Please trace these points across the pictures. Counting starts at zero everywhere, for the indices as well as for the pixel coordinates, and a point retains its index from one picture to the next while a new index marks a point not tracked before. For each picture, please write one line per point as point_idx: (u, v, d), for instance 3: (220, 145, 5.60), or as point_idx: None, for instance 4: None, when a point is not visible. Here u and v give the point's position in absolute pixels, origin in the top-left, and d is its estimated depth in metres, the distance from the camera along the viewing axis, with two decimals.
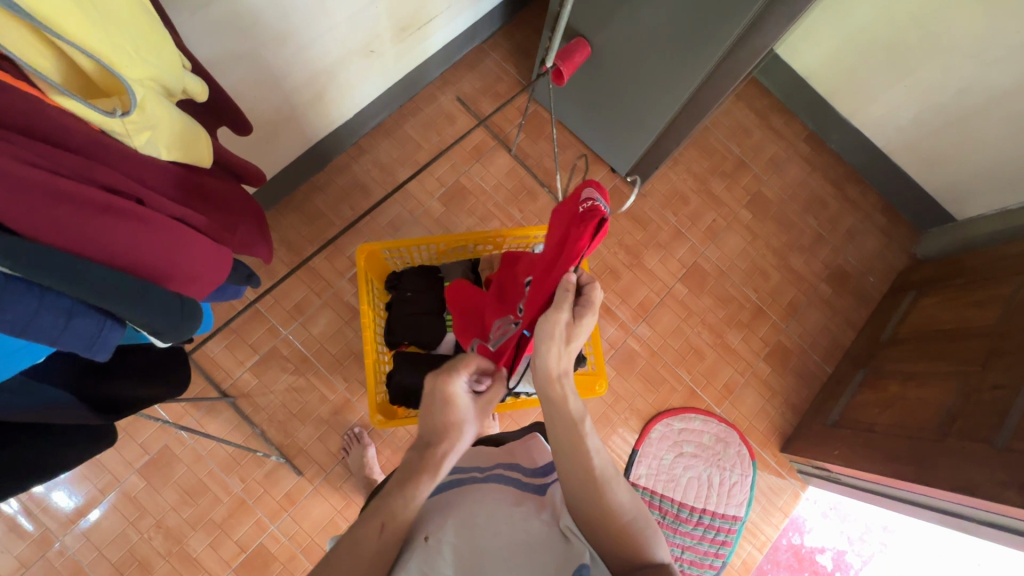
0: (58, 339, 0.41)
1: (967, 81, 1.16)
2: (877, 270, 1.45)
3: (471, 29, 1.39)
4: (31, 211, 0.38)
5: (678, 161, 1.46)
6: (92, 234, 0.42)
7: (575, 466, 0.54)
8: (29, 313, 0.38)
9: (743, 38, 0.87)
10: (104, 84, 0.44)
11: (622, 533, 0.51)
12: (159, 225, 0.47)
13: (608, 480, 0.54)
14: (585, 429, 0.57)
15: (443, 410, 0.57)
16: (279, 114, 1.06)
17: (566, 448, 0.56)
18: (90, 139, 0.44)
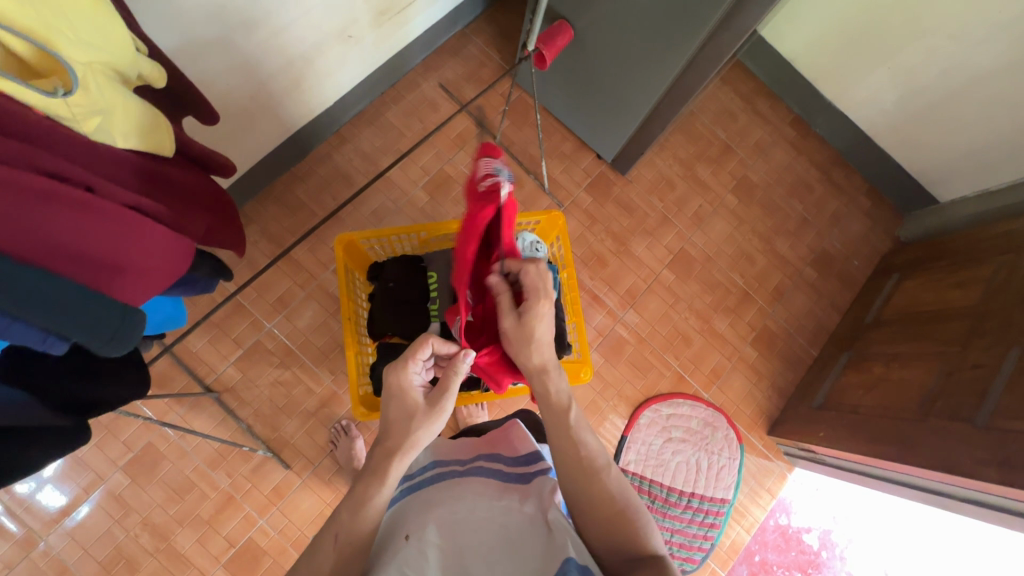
0: (9, 331, 0.40)
1: (951, 62, 1.16)
2: (862, 254, 1.46)
3: (452, 14, 1.36)
4: None
5: (664, 146, 1.45)
6: (29, 223, 0.40)
7: (569, 460, 0.57)
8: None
9: (727, 19, 0.86)
10: (38, 63, 0.41)
11: (612, 520, 0.53)
12: (106, 213, 0.45)
13: (597, 469, 0.56)
14: (575, 425, 0.59)
15: (397, 402, 0.58)
16: (255, 102, 1.03)
17: (557, 440, 0.58)
18: (40, 127, 0.42)
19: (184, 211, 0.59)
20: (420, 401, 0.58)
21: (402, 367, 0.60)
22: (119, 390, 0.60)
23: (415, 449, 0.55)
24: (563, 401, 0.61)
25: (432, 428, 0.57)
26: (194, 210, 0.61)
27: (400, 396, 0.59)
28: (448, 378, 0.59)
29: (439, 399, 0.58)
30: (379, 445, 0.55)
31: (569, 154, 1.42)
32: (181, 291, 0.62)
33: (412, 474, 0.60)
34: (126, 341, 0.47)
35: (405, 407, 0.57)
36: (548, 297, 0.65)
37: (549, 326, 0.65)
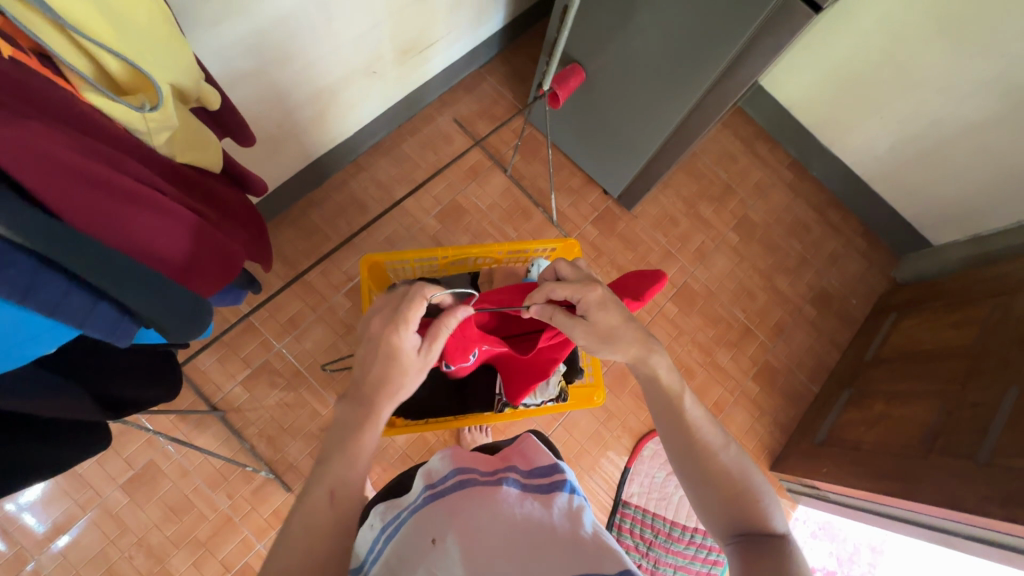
0: (84, 323, 0.40)
1: (939, 114, 1.23)
2: (859, 293, 1.50)
3: (469, 54, 1.44)
4: (68, 194, 0.39)
5: (668, 185, 1.51)
6: (121, 223, 0.43)
7: (684, 445, 0.61)
8: (56, 298, 0.38)
9: (730, 69, 0.92)
10: (129, 82, 0.45)
11: (737, 496, 0.58)
12: (178, 216, 0.48)
13: (715, 450, 0.61)
14: (687, 407, 0.63)
15: (386, 362, 0.62)
16: (281, 128, 1.08)
17: (672, 425, 0.63)
18: (111, 138, 0.45)
19: (226, 221, 0.62)
20: (414, 356, 0.64)
21: (401, 334, 0.63)
22: (154, 393, 0.62)
23: (402, 395, 0.64)
24: (673, 386, 0.64)
25: (416, 378, 0.65)
26: (235, 221, 0.64)
27: (391, 354, 0.62)
28: (440, 335, 0.66)
29: (431, 352, 0.66)
30: (372, 403, 0.61)
31: (577, 189, 1.47)
32: (218, 299, 0.66)
33: (433, 483, 0.59)
34: (193, 330, 0.50)
35: (400, 366, 0.62)
36: (597, 286, 0.67)
37: (618, 309, 0.66)
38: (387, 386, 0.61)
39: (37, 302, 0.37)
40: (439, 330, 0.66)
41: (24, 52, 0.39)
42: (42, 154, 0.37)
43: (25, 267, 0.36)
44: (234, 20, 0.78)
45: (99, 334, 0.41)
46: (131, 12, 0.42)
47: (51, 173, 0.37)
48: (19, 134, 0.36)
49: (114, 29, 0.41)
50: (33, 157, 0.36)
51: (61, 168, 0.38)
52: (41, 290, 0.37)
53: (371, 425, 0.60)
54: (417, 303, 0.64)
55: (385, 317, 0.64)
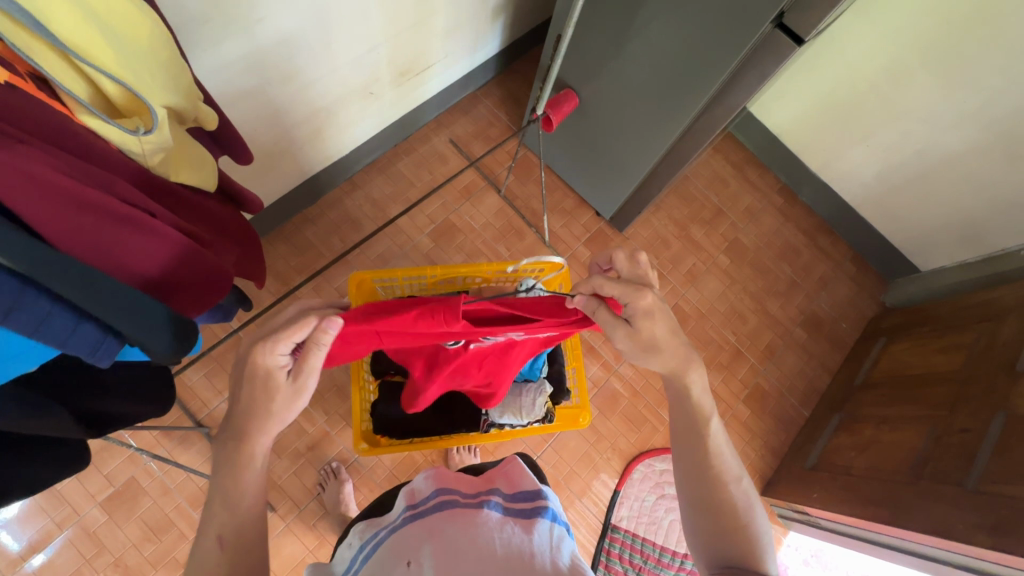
0: (64, 344, 0.40)
1: (923, 144, 1.26)
2: (849, 317, 1.51)
3: (466, 77, 1.47)
4: (59, 217, 0.39)
5: (660, 208, 1.53)
6: (108, 245, 0.43)
7: (699, 470, 0.64)
8: (38, 319, 0.38)
9: (718, 96, 0.95)
10: (127, 106, 0.46)
11: (732, 531, 0.61)
12: (171, 240, 0.47)
13: (727, 482, 0.63)
14: (713, 432, 0.65)
15: (258, 388, 0.56)
16: (277, 145, 1.09)
17: (693, 448, 0.65)
18: (110, 162, 0.45)
19: (220, 240, 0.62)
20: (284, 379, 0.57)
21: (265, 359, 0.55)
22: (136, 407, 0.61)
23: (280, 423, 0.59)
24: (704, 407, 0.65)
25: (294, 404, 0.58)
26: (228, 240, 0.64)
27: (263, 378, 0.56)
28: (311, 357, 0.56)
29: (305, 378, 0.57)
30: (242, 431, 0.56)
31: (570, 210, 1.49)
32: (205, 316, 0.65)
33: (415, 504, 0.59)
34: (180, 349, 0.50)
35: (268, 392, 0.56)
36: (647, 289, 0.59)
37: (664, 321, 0.60)
38: (257, 414, 0.57)
39: (17, 323, 0.37)
40: (314, 351, 0.56)
41: (22, 77, 0.40)
42: (35, 179, 0.37)
43: (11, 287, 0.36)
44: (232, 41, 0.79)
45: (80, 353, 0.41)
46: (129, 38, 0.44)
47: (43, 197, 0.37)
48: (15, 159, 0.36)
49: (116, 55, 0.43)
50: (23, 181, 0.36)
51: (54, 193, 0.38)
52: (22, 312, 0.37)
53: (242, 452, 0.56)
54: (296, 326, 0.54)
55: (255, 333, 0.56)
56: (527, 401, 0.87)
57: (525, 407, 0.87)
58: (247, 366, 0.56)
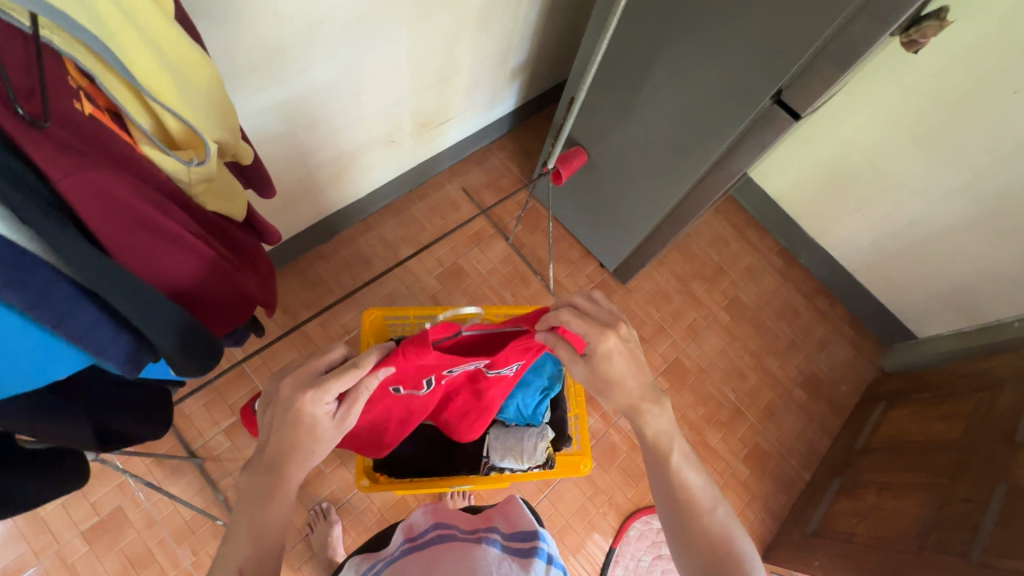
0: (101, 353, 0.42)
1: (916, 215, 1.31)
2: (849, 380, 1.52)
3: (481, 131, 1.55)
4: (121, 232, 0.42)
5: (663, 263, 1.57)
6: (156, 259, 0.46)
7: (669, 500, 0.64)
8: (86, 326, 0.40)
9: (720, 162, 1.00)
10: (185, 140, 0.50)
11: (715, 566, 0.60)
12: (207, 259, 0.51)
13: (699, 514, 0.62)
14: (675, 461, 0.64)
15: (305, 431, 0.58)
16: (299, 185, 1.14)
17: (659, 480, 0.65)
18: (163, 187, 0.49)
19: (242, 264, 0.64)
20: (329, 423, 0.59)
21: (317, 405, 0.57)
22: (139, 428, 0.61)
23: (314, 459, 0.61)
24: (665, 437, 0.65)
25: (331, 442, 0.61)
26: (250, 265, 0.66)
27: (310, 423, 0.58)
28: (360, 398, 0.61)
29: (350, 418, 0.61)
30: (275, 477, 0.58)
31: (575, 261, 1.53)
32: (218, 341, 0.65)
33: (413, 537, 0.62)
34: (203, 364, 0.52)
35: (314, 436, 0.58)
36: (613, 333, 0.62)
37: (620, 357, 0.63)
38: (298, 457, 0.59)
39: (71, 330, 0.39)
40: (360, 392, 0.61)
41: (101, 110, 0.43)
42: (113, 197, 0.40)
43: (68, 295, 0.38)
44: (269, 86, 0.86)
45: (113, 363, 0.43)
46: (192, 82, 0.50)
47: (111, 214, 0.40)
48: (103, 182, 0.39)
49: (181, 96, 0.48)
50: (101, 202, 0.39)
51: (123, 211, 0.41)
52: (72, 319, 0.39)
53: (277, 497, 0.58)
54: (348, 375, 0.57)
55: (301, 381, 0.58)
56: (527, 440, 0.88)
57: (526, 451, 0.87)
58: (293, 413, 0.57)
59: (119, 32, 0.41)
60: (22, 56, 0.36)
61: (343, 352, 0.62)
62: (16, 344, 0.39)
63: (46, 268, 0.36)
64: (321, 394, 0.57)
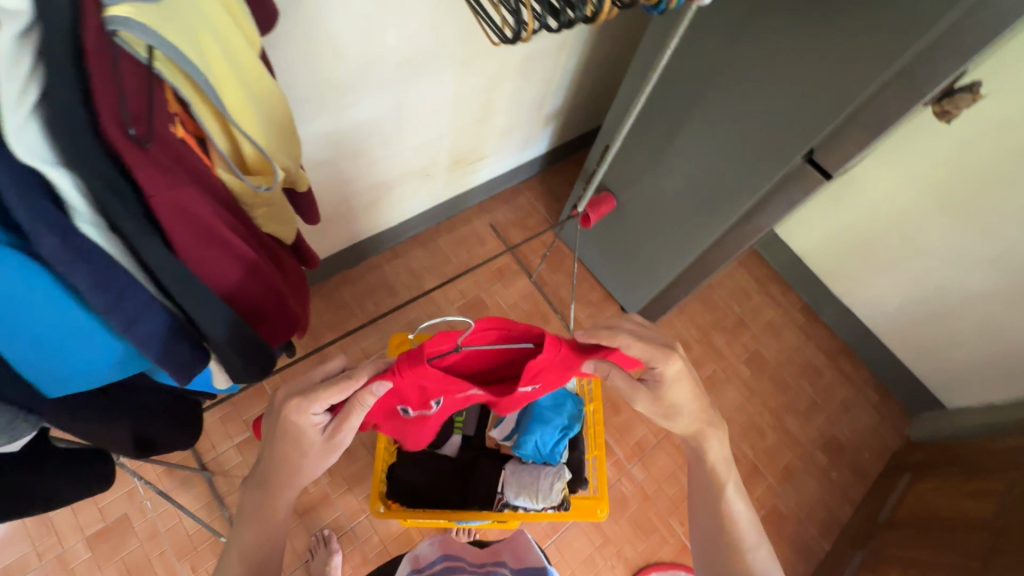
0: (160, 359, 0.44)
1: (946, 281, 1.30)
2: (872, 446, 1.47)
3: (512, 171, 1.60)
4: (194, 243, 0.44)
5: (683, 311, 1.57)
6: (216, 270, 0.48)
7: (716, 530, 0.68)
8: (150, 333, 0.42)
9: (749, 216, 1.02)
10: (257, 166, 0.53)
11: None
12: (259, 275, 0.53)
13: (743, 548, 0.66)
14: (727, 494, 0.68)
15: (292, 440, 0.58)
16: (336, 209, 1.18)
17: (711, 508, 0.69)
18: (231, 205, 0.51)
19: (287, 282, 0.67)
20: (316, 436, 0.59)
21: (301, 415, 0.57)
22: (173, 436, 0.62)
23: (307, 473, 0.61)
24: (718, 472, 0.68)
25: (324, 458, 0.61)
26: (293, 283, 0.69)
27: (295, 433, 0.58)
28: (352, 415, 0.58)
29: (340, 436, 0.60)
30: (269, 490, 0.60)
31: (596, 302, 1.54)
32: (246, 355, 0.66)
33: (422, 569, 0.68)
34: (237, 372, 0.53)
35: (301, 447, 0.59)
36: (677, 358, 0.60)
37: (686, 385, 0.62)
38: (289, 465, 0.60)
39: (138, 335, 0.41)
40: (354, 408, 0.58)
41: (190, 135, 0.46)
42: (194, 212, 0.43)
43: (140, 302, 0.40)
44: (320, 115, 0.91)
45: (169, 369, 0.45)
46: (267, 113, 0.53)
47: (190, 226, 0.43)
48: (190, 199, 0.42)
49: (258, 126, 0.51)
50: (184, 215, 0.42)
51: (199, 225, 0.44)
52: (141, 325, 0.41)
53: (269, 506, 0.61)
54: (330, 391, 0.56)
55: (295, 389, 0.58)
56: (542, 477, 0.88)
57: (542, 489, 0.86)
58: (282, 421, 0.57)
59: (220, 69, 0.44)
60: (138, 84, 0.38)
61: (342, 364, 0.62)
62: (81, 343, 0.41)
63: (125, 276, 0.39)
64: (303, 402, 0.56)
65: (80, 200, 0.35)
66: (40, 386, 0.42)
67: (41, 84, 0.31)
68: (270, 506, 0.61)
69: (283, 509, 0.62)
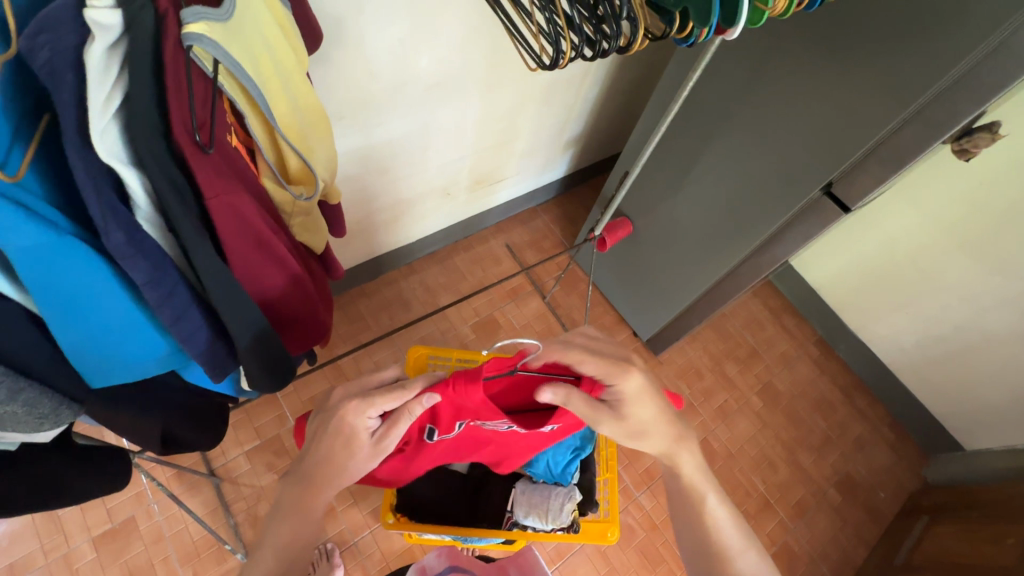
0: (199, 355, 0.46)
1: (964, 320, 1.29)
2: (888, 486, 1.44)
3: (530, 194, 1.63)
4: (243, 247, 0.46)
5: (696, 339, 1.56)
6: (259, 274, 0.50)
7: (700, 542, 0.67)
8: (193, 329, 0.44)
9: (765, 245, 1.02)
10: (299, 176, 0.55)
11: None
12: (297, 281, 0.55)
13: (728, 557, 0.65)
14: (707, 502, 0.68)
15: (343, 440, 0.60)
16: (358, 224, 1.21)
17: (692, 520, 0.68)
18: (274, 214, 0.54)
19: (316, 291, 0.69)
20: (365, 439, 0.61)
21: (359, 417, 0.59)
22: (198, 436, 0.63)
23: (347, 476, 0.62)
24: (696, 483, 0.69)
25: (365, 463, 0.62)
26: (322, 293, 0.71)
27: (348, 433, 0.60)
28: (399, 423, 0.61)
29: (386, 441, 0.62)
30: (309, 486, 0.61)
31: (608, 326, 1.54)
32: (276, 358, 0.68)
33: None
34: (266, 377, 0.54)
35: (349, 449, 0.60)
36: (638, 373, 0.61)
37: (651, 406, 0.64)
38: (333, 466, 0.61)
39: (182, 331, 0.43)
40: (402, 415, 0.61)
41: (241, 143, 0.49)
42: (248, 219, 0.45)
43: (185, 300, 0.42)
44: (351, 132, 0.94)
45: (206, 366, 0.47)
46: (313, 128, 0.56)
47: (242, 231, 0.45)
48: (244, 205, 0.44)
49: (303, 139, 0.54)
50: (237, 220, 0.44)
51: (250, 231, 0.46)
52: (185, 321, 0.43)
53: (307, 503, 0.61)
54: (391, 396, 0.59)
55: (353, 391, 0.61)
56: (554, 498, 0.86)
57: (554, 509, 0.84)
58: (337, 420, 0.59)
59: (273, 83, 0.47)
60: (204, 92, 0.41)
61: (396, 374, 0.65)
62: (126, 336, 0.44)
63: (175, 274, 0.41)
64: (363, 403, 0.59)
65: (144, 199, 0.38)
66: (84, 375, 0.44)
67: (125, 91, 0.34)
68: (307, 503, 0.61)
69: (318, 509, 0.62)
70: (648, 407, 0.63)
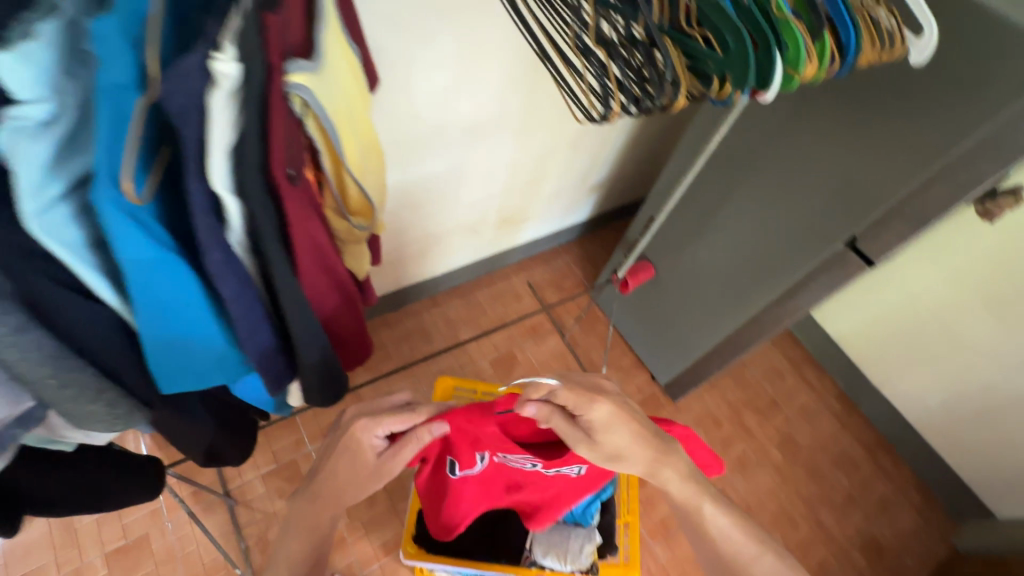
0: (259, 358, 0.52)
1: (991, 382, 1.27)
2: (914, 552, 1.38)
3: (553, 234, 1.67)
4: (312, 270, 0.52)
5: (714, 387, 1.55)
6: (320, 292, 0.56)
7: (717, 559, 0.72)
8: (256, 334, 0.50)
9: (786, 297, 1.02)
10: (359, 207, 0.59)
11: None
12: (348, 298, 0.61)
13: (750, 561, 0.70)
14: (708, 516, 0.70)
15: (348, 454, 0.62)
16: (389, 255, 1.26)
17: (706, 539, 0.72)
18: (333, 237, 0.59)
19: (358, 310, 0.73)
20: (371, 459, 0.62)
21: (365, 435, 0.61)
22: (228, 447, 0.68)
23: (355, 489, 0.66)
24: (690, 501, 0.69)
25: (372, 480, 0.64)
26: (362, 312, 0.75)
27: (355, 449, 0.62)
28: (406, 447, 0.62)
29: (392, 463, 0.62)
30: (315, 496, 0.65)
31: (627, 368, 1.54)
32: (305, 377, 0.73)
33: None
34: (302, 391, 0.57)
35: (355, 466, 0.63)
36: (600, 400, 0.59)
37: (625, 428, 0.61)
38: (340, 479, 0.65)
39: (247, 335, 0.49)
40: (409, 441, 0.62)
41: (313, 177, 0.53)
42: (319, 244, 0.51)
43: (256, 312, 0.48)
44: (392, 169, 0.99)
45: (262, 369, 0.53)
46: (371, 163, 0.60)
47: (313, 255, 0.51)
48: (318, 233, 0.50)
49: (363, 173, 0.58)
50: (311, 246, 0.50)
51: (319, 255, 0.52)
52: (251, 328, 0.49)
53: (314, 510, 0.65)
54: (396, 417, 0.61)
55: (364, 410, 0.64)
56: (573, 541, 0.87)
57: (574, 552, 0.85)
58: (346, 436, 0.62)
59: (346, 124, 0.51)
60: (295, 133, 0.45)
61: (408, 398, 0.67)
62: (200, 343, 0.49)
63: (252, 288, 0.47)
64: (369, 423, 0.61)
65: (239, 224, 0.42)
66: (159, 380, 0.48)
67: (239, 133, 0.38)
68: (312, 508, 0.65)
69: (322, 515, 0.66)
70: (620, 428, 0.61)
